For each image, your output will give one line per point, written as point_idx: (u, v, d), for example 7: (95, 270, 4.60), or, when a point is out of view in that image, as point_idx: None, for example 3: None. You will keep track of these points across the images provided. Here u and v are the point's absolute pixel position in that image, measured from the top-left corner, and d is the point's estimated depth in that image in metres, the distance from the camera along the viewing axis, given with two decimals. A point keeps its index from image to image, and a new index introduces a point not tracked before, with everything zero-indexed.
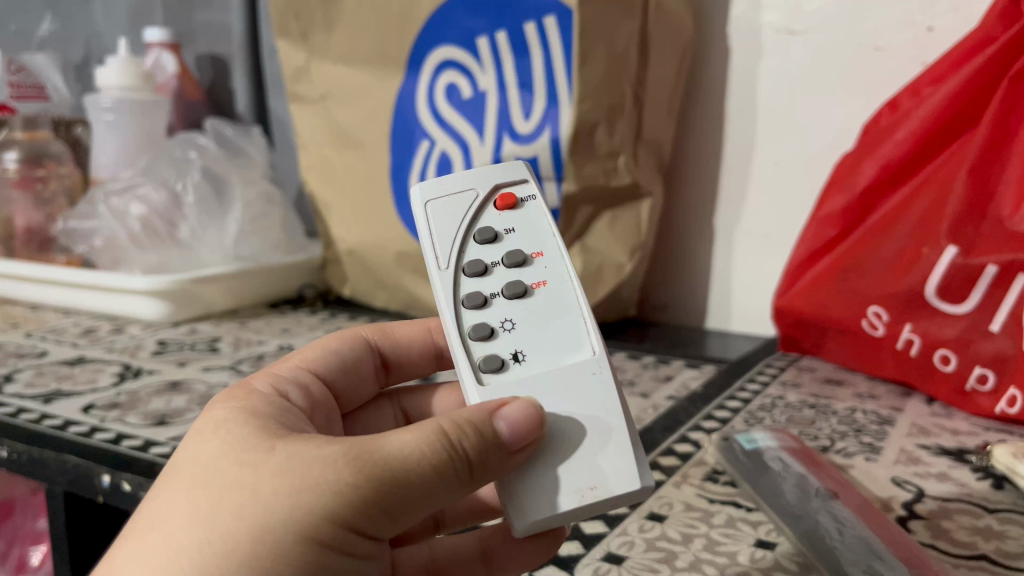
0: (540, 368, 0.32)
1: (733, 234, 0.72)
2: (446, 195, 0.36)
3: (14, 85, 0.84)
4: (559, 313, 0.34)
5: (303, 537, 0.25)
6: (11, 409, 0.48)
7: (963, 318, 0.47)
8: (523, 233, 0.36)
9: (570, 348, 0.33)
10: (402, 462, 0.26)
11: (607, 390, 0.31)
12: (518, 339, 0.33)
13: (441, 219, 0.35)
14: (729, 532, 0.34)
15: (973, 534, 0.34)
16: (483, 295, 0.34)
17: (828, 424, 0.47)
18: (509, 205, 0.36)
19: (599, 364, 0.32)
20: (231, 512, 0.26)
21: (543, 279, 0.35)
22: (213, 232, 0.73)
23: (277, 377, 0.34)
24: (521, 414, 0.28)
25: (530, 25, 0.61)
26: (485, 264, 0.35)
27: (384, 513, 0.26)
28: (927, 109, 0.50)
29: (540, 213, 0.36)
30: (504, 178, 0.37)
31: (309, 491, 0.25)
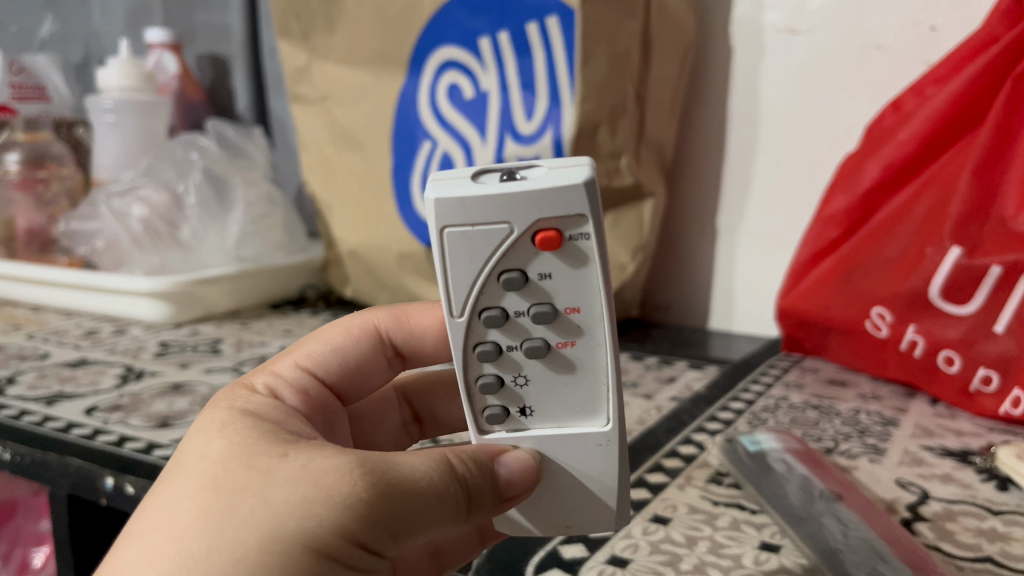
0: (546, 425, 0.33)
1: (735, 235, 0.71)
2: (471, 225, 0.30)
3: (15, 86, 0.84)
4: (579, 373, 0.32)
5: (313, 548, 0.25)
6: (14, 411, 0.48)
7: (967, 319, 0.47)
8: (559, 282, 0.31)
9: (580, 409, 0.33)
10: (412, 478, 0.27)
11: (607, 461, 0.33)
12: (531, 398, 0.33)
13: (460, 259, 0.30)
14: (733, 534, 0.34)
15: (977, 536, 0.34)
16: (499, 348, 0.32)
17: (832, 425, 0.47)
18: (551, 247, 0.30)
19: (607, 437, 0.33)
20: (236, 518, 0.26)
21: (570, 339, 0.32)
22: (214, 233, 0.73)
23: (275, 377, 0.35)
24: (518, 463, 0.31)
25: (532, 25, 0.61)
26: (508, 311, 0.32)
27: (392, 528, 0.26)
28: (930, 109, 0.50)
29: (587, 255, 0.30)
30: (552, 213, 0.29)
31: (323, 501, 0.25)
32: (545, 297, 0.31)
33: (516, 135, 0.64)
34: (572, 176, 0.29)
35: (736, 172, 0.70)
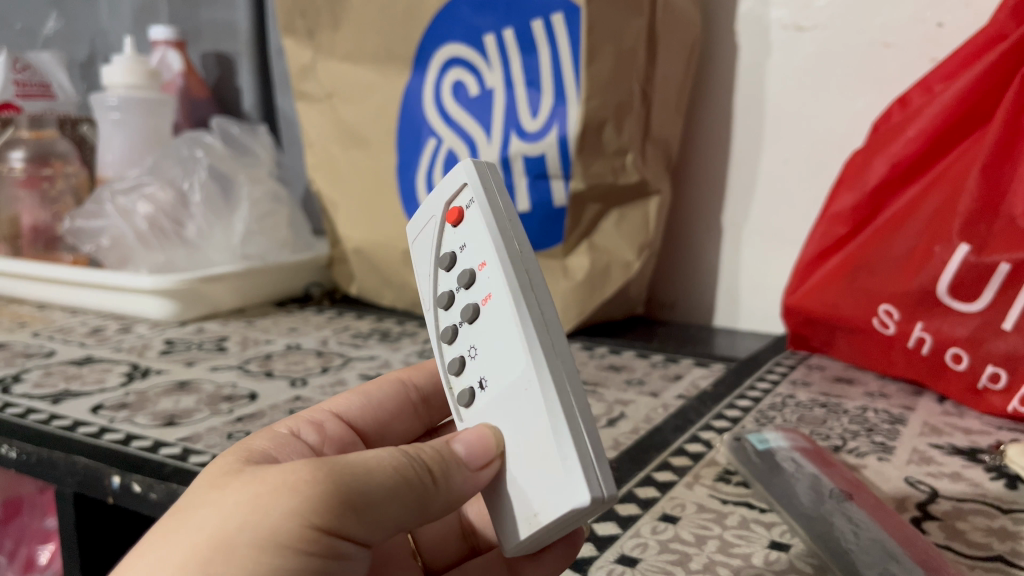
0: (497, 396, 0.28)
1: (741, 232, 0.71)
2: (421, 230, 0.34)
3: (19, 83, 0.86)
4: (505, 332, 0.27)
5: (273, 542, 0.24)
6: (20, 409, 0.48)
7: (975, 317, 0.47)
8: (470, 241, 0.29)
9: (512, 361, 0.27)
10: (361, 461, 0.26)
11: (538, 408, 0.26)
12: (480, 366, 0.29)
13: (421, 255, 0.34)
14: (742, 533, 0.34)
15: (987, 535, 0.34)
16: (453, 327, 0.31)
17: (839, 423, 0.46)
18: (457, 219, 0.30)
19: (530, 377, 0.26)
20: (196, 532, 0.24)
21: (488, 289, 0.28)
22: (220, 231, 0.73)
23: (294, 419, 0.34)
24: (475, 436, 0.28)
25: (538, 22, 0.61)
26: (451, 291, 0.31)
27: (351, 506, 0.24)
28: (938, 106, 0.50)
29: (476, 211, 0.29)
30: (451, 190, 0.31)
31: (273, 493, 0.24)
32: (468, 263, 0.30)
33: (521, 133, 0.63)
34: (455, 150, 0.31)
35: (741, 170, 0.70)
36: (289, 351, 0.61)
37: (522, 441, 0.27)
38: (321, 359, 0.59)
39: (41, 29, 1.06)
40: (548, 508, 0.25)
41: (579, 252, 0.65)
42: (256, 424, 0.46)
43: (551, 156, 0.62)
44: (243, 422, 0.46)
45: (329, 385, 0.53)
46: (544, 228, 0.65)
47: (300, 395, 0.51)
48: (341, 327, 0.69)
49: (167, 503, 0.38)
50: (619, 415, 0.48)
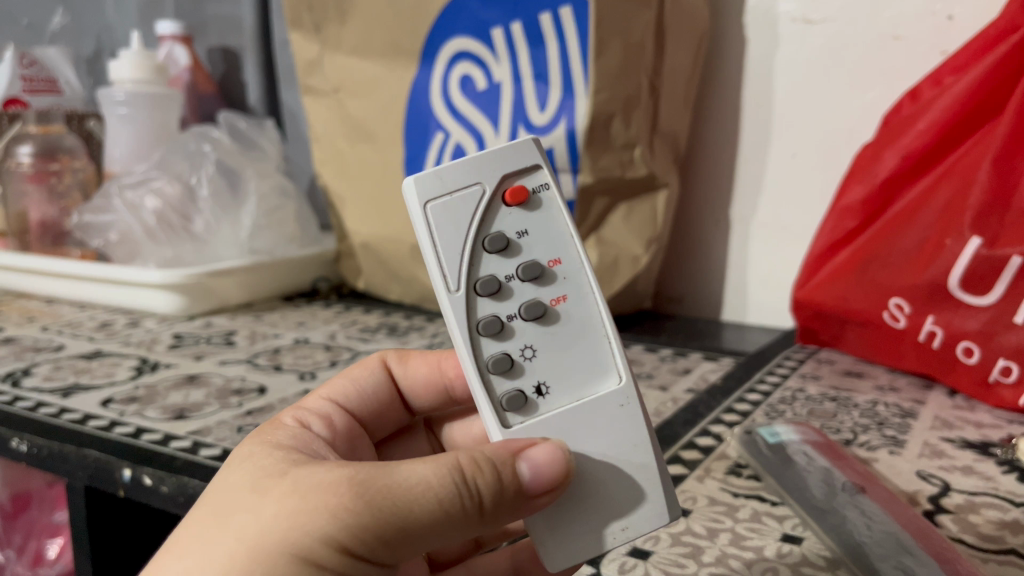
0: (566, 404, 0.31)
1: (749, 226, 0.71)
2: (448, 194, 0.31)
3: (26, 78, 0.87)
4: (586, 349, 0.32)
5: (300, 559, 0.25)
6: (31, 403, 0.48)
7: (987, 310, 0.46)
8: (537, 237, 0.33)
9: (594, 376, 0.32)
10: (406, 489, 0.25)
11: (634, 425, 0.31)
12: (540, 371, 0.32)
13: (445, 227, 0.31)
14: (754, 526, 0.34)
15: (1001, 528, 0.34)
16: (501, 320, 0.32)
17: (850, 417, 0.46)
18: (520, 201, 0.32)
19: (626, 396, 0.31)
20: (233, 539, 0.26)
21: (564, 294, 0.33)
22: (227, 226, 0.73)
23: (300, 410, 0.34)
24: (546, 458, 0.28)
25: (546, 15, 0.61)
26: (499, 278, 0.32)
27: (382, 539, 0.25)
28: (949, 98, 0.49)
29: (553, 209, 0.33)
30: (513, 167, 0.32)
31: (308, 514, 0.25)
32: (529, 256, 0.32)
33: (530, 127, 0.63)
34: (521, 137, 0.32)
35: (750, 164, 0.70)
36: (297, 345, 0.61)
37: (602, 459, 0.31)
38: (329, 353, 0.59)
39: (47, 24, 1.06)
40: (639, 522, 0.30)
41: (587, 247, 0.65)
42: (266, 417, 0.46)
43: (559, 149, 0.62)
44: (252, 415, 0.46)
45: None
46: None
47: (309, 389, 0.51)
48: (349, 321, 0.69)
49: (178, 495, 0.38)
50: None
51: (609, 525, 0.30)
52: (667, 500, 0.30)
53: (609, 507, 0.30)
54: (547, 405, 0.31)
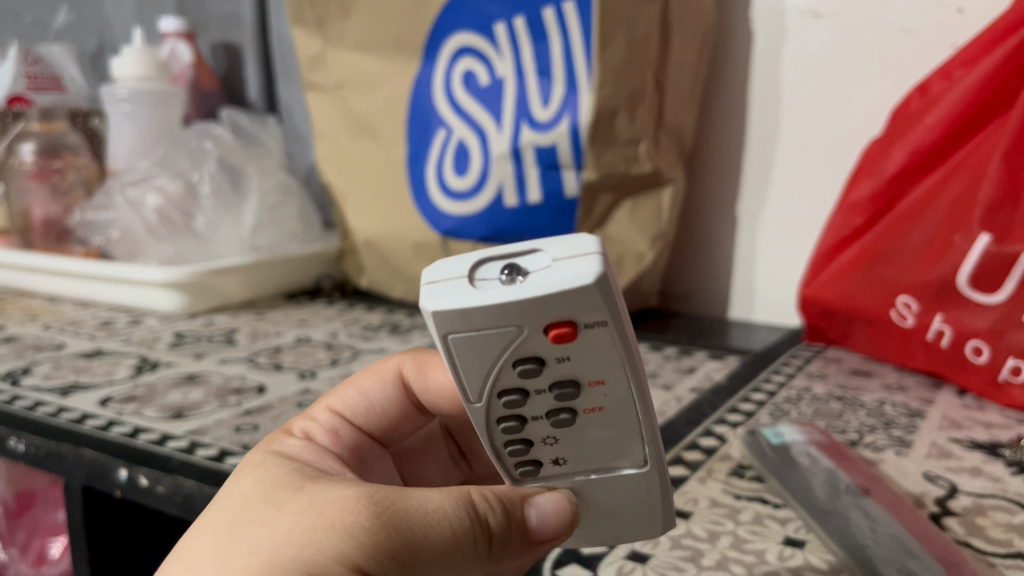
0: (585, 473, 0.31)
1: (756, 223, 0.70)
2: (473, 330, 0.25)
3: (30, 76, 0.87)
4: (620, 439, 0.29)
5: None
6: (29, 401, 0.48)
7: (996, 308, 0.45)
8: (582, 360, 0.27)
9: (620, 457, 0.30)
10: (422, 513, 0.26)
11: (649, 494, 0.30)
12: (564, 453, 0.30)
13: (468, 355, 0.26)
14: (756, 529, 0.33)
15: (1008, 531, 0.33)
16: (523, 420, 0.29)
17: (856, 417, 0.45)
18: (564, 337, 0.25)
19: (649, 475, 0.30)
20: (243, 557, 0.25)
21: (600, 407, 0.28)
22: (230, 223, 0.72)
23: (310, 422, 0.35)
24: (554, 506, 0.29)
25: (549, 10, 0.60)
26: (527, 391, 0.28)
27: (397, 561, 0.24)
28: (959, 92, 0.49)
29: (609, 336, 0.26)
30: (565, 311, 0.24)
31: (324, 530, 0.25)
32: (568, 373, 0.27)
33: (532, 123, 0.62)
34: (581, 273, 0.24)
35: (756, 160, 0.69)
36: (298, 344, 0.61)
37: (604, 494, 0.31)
38: (330, 352, 0.58)
39: (51, 22, 1.06)
40: (630, 537, 0.31)
41: None
42: (264, 416, 0.45)
43: (562, 146, 0.61)
44: (251, 415, 0.46)
45: (338, 377, 0.53)
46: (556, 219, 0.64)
47: (309, 388, 0.50)
48: (352, 319, 0.69)
49: (175, 496, 0.38)
50: None
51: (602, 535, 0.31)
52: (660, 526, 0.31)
53: (605, 523, 0.31)
54: (570, 470, 0.31)
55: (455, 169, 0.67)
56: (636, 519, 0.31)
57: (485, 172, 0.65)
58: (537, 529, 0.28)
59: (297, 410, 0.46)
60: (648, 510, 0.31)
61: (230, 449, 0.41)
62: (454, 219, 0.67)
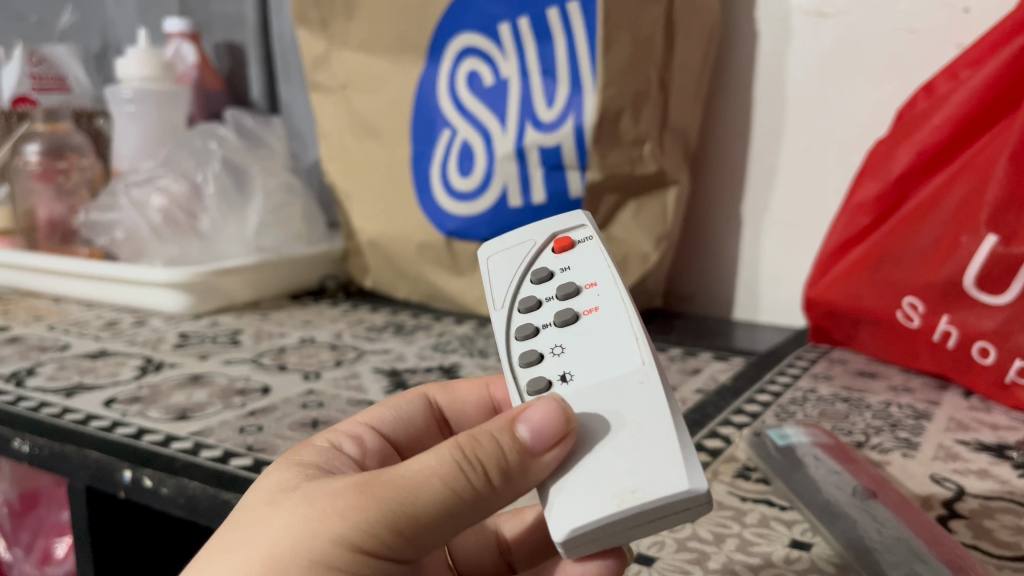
0: (587, 385, 0.29)
1: (761, 223, 0.70)
2: (503, 249, 0.35)
3: (35, 76, 0.89)
4: (614, 339, 0.30)
5: (316, 565, 0.25)
6: (33, 402, 0.48)
7: (1002, 310, 0.45)
8: (578, 269, 0.33)
9: (619, 363, 0.29)
10: (409, 479, 0.25)
11: (654, 395, 0.27)
12: (569, 361, 0.30)
13: (498, 272, 0.35)
14: (762, 532, 0.33)
15: (1016, 533, 0.33)
16: (538, 353, 0.31)
17: (862, 419, 0.45)
18: (565, 247, 0.34)
19: (648, 372, 0.28)
20: (244, 556, 0.25)
21: (597, 304, 0.31)
22: (234, 224, 0.72)
23: (334, 433, 0.33)
24: (545, 415, 0.26)
25: (553, 10, 0.60)
26: (537, 326, 0.32)
27: (393, 533, 0.25)
28: (965, 92, 0.48)
29: (597, 249, 0.34)
30: (564, 224, 0.35)
31: (316, 521, 0.25)
32: (564, 305, 0.32)
33: (537, 123, 0.62)
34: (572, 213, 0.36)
35: (762, 160, 0.69)
36: (303, 344, 0.61)
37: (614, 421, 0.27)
38: (335, 352, 0.58)
39: (56, 23, 1.07)
40: (651, 486, 0.24)
41: None
42: (269, 417, 0.45)
43: (567, 146, 0.61)
44: (255, 416, 0.46)
45: (343, 379, 0.52)
46: None
47: (313, 389, 0.50)
48: (356, 319, 0.69)
49: (179, 498, 0.37)
50: None
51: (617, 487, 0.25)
52: (682, 467, 0.24)
53: (617, 473, 0.25)
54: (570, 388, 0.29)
55: (459, 169, 0.67)
56: (651, 458, 0.25)
57: (490, 172, 0.65)
58: (534, 450, 0.26)
59: (301, 411, 0.46)
60: (660, 444, 0.26)
61: (234, 451, 0.40)
62: (458, 219, 0.67)
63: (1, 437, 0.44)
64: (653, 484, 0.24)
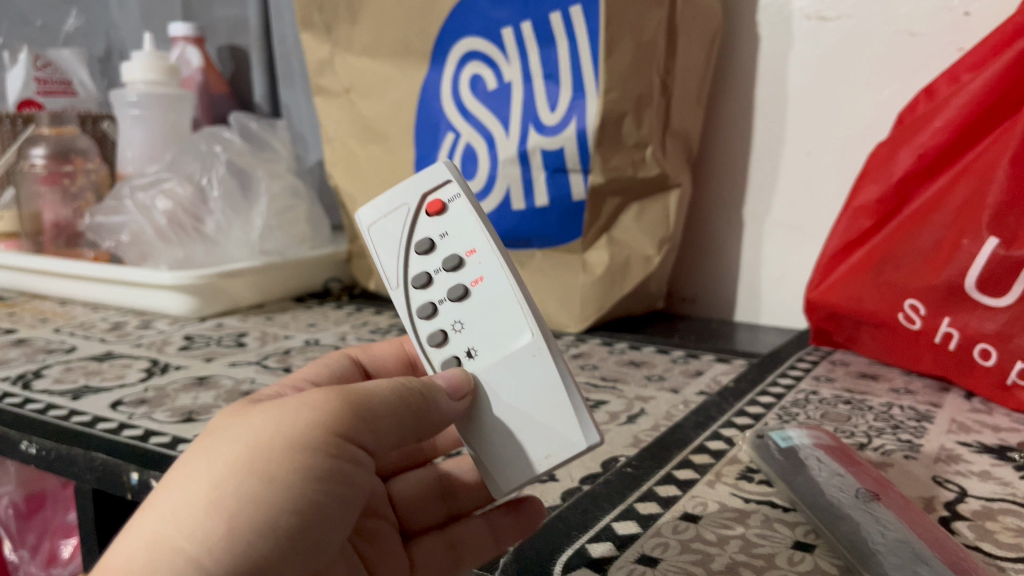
0: (491, 361, 0.33)
1: (763, 226, 0.70)
2: (384, 220, 0.36)
3: (40, 80, 0.90)
4: (502, 305, 0.33)
5: (301, 443, 0.27)
6: (41, 405, 0.48)
7: (1004, 312, 0.46)
8: (456, 235, 0.35)
9: (511, 333, 0.32)
10: (370, 387, 0.29)
11: (545, 367, 0.31)
12: (470, 336, 0.33)
13: (386, 248, 0.36)
14: (765, 533, 0.33)
15: (1018, 535, 0.33)
16: (441, 333, 0.34)
17: (864, 420, 0.46)
18: (438, 210, 0.35)
19: (538, 344, 0.32)
20: (229, 450, 0.27)
21: (481, 274, 0.34)
22: (239, 226, 0.73)
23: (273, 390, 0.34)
24: (452, 373, 0.32)
25: (556, 14, 0.60)
26: (434, 303, 0.34)
27: (363, 419, 0.28)
28: (966, 95, 0.49)
29: (468, 209, 0.35)
30: (431, 185, 0.36)
31: (297, 410, 0.28)
32: (452, 277, 0.34)
33: (540, 127, 0.63)
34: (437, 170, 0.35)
35: (764, 163, 0.69)
36: (307, 347, 0.61)
37: (514, 394, 0.32)
38: None
39: (61, 26, 1.07)
40: (563, 449, 0.30)
41: (598, 247, 0.65)
42: None
43: (570, 149, 0.62)
44: None
45: None
46: (563, 223, 0.64)
47: None
48: (360, 322, 0.69)
49: None
50: (639, 411, 0.48)
51: (536, 451, 0.31)
52: (581, 429, 0.30)
53: (531, 435, 0.31)
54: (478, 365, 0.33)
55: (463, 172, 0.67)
56: (557, 429, 0.31)
57: (493, 176, 0.66)
58: (450, 390, 0.31)
59: None
60: (558, 415, 0.31)
61: None
62: None
63: (9, 439, 0.44)
64: (563, 450, 0.30)
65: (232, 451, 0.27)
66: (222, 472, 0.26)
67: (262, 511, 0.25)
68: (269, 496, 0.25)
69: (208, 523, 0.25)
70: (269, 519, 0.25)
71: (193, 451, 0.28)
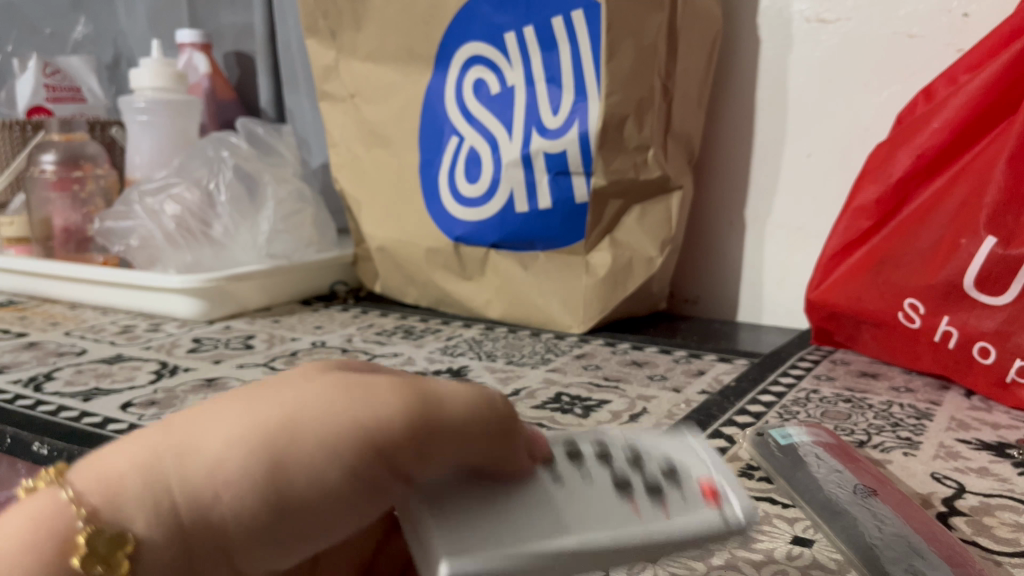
0: None
1: (764, 227, 0.71)
2: None
3: (49, 88, 0.92)
4: None
5: (333, 449, 0.22)
6: (52, 407, 0.49)
7: (1002, 310, 0.46)
8: None
9: None
10: (451, 403, 0.24)
11: None
12: None
13: None
14: (764, 529, 0.34)
15: (1015, 530, 0.33)
16: None
17: (864, 418, 0.46)
18: None
19: None
20: (269, 408, 0.23)
21: None
22: (247, 230, 0.74)
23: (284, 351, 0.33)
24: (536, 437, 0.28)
25: (558, 19, 0.61)
26: None
27: (422, 435, 0.23)
28: (964, 96, 0.49)
29: None
30: None
31: (359, 398, 0.23)
32: None
33: (543, 130, 0.63)
34: None
35: (765, 165, 0.70)
36: (314, 348, 0.62)
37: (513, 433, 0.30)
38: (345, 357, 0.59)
39: (70, 34, 1.09)
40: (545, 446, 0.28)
41: (602, 249, 0.65)
42: None
43: (572, 152, 0.62)
44: None
45: None
46: (566, 225, 0.65)
47: None
48: (366, 324, 0.70)
49: None
50: (641, 410, 0.48)
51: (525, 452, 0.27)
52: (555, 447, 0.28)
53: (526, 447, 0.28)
54: None
55: (467, 176, 0.68)
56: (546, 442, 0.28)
57: (497, 179, 0.66)
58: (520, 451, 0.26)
59: None
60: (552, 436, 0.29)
61: None
62: (467, 224, 0.69)
63: (22, 441, 0.45)
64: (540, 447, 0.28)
65: (274, 408, 0.23)
66: (248, 434, 0.22)
67: (267, 497, 0.22)
68: (281, 491, 0.22)
69: (222, 482, 0.22)
70: (272, 511, 0.22)
71: (242, 394, 0.24)
